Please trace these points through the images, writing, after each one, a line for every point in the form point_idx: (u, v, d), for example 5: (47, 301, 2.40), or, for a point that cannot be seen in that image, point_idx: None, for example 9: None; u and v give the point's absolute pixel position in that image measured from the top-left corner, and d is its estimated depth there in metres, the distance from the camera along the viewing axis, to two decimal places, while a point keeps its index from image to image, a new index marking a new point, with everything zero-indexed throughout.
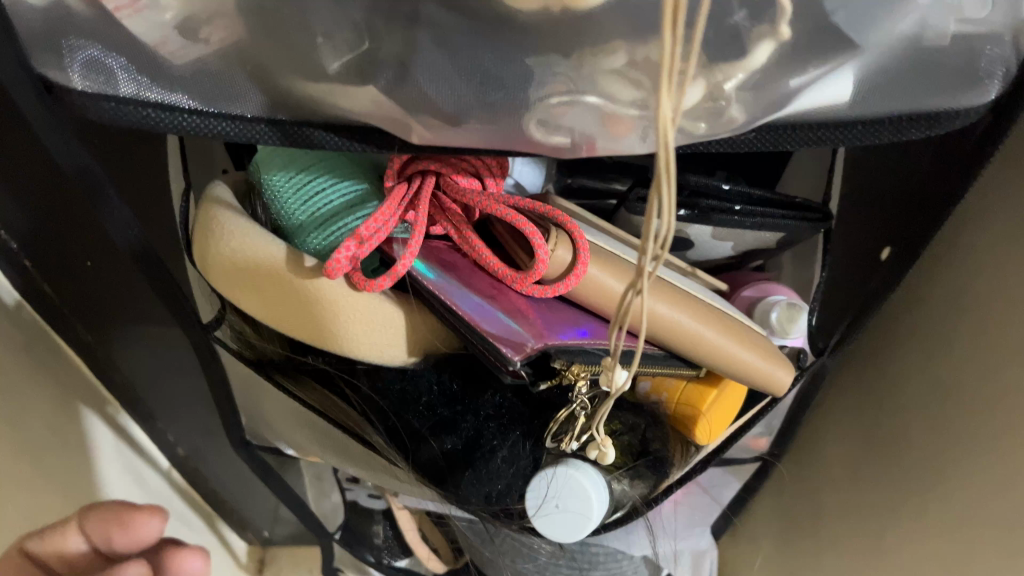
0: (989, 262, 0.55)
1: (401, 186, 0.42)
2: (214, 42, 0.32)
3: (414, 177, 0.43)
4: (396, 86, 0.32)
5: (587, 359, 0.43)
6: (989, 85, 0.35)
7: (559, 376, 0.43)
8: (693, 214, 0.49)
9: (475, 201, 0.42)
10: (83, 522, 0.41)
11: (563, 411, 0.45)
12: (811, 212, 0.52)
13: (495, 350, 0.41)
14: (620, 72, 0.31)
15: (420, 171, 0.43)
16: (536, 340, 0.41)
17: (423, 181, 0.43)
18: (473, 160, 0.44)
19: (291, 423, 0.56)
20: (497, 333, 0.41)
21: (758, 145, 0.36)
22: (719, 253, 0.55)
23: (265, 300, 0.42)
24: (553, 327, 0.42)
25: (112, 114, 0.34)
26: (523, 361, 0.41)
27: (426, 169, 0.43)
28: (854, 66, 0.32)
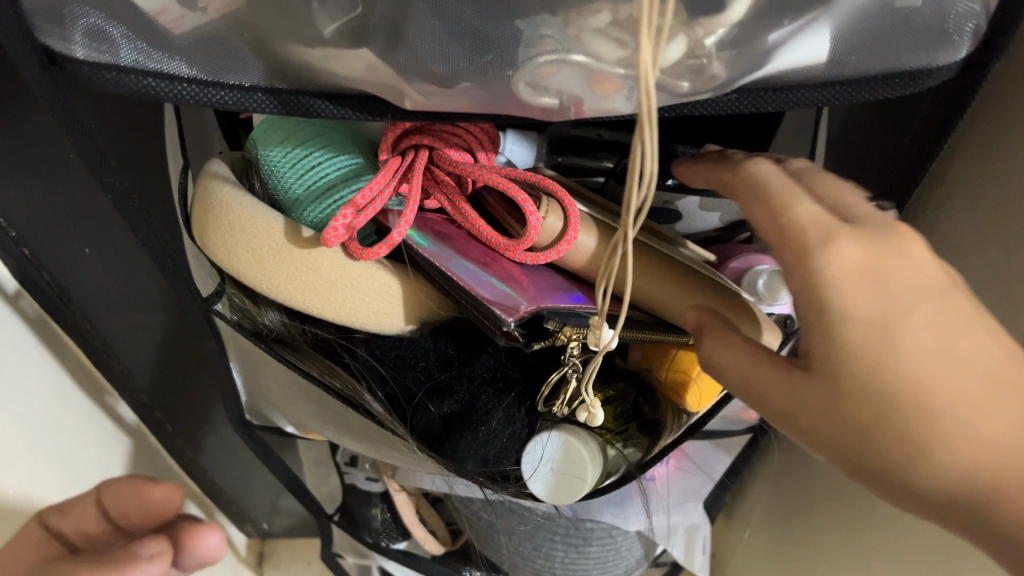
0: (967, 230, 0.56)
1: (396, 160, 0.43)
2: (211, 11, 0.34)
3: (408, 151, 0.44)
4: (389, 50, 0.34)
5: (577, 322, 0.42)
6: (960, 43, 0.36)
7: (553, 337, 0.43)
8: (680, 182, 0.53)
9: (468, 172, 0.43)
10: (105, 499, 0.49)
11: (556, 374, 0.46)
12: None
13: (488, 313, 0.41)
14: (605, 31, 0.32)
15: (412, 146, 0.44)
16: (530, 303, 0.41)
17: (417, 155, 0.44)
18: (465, 135, 0.45)
19: (292, 399, 0.57)
20: (491, 297, 0.41)
21: (741, 106, 0.38)
22: (707, 224, 0.58)
23: (266, 270, 0.42)
24: (546, 293, 0.43)
25: (112, 83, 0.34)
26: (517, 323, 0.41)
27: (419, 144, 0.44)
28: (830, 23, 0.34)
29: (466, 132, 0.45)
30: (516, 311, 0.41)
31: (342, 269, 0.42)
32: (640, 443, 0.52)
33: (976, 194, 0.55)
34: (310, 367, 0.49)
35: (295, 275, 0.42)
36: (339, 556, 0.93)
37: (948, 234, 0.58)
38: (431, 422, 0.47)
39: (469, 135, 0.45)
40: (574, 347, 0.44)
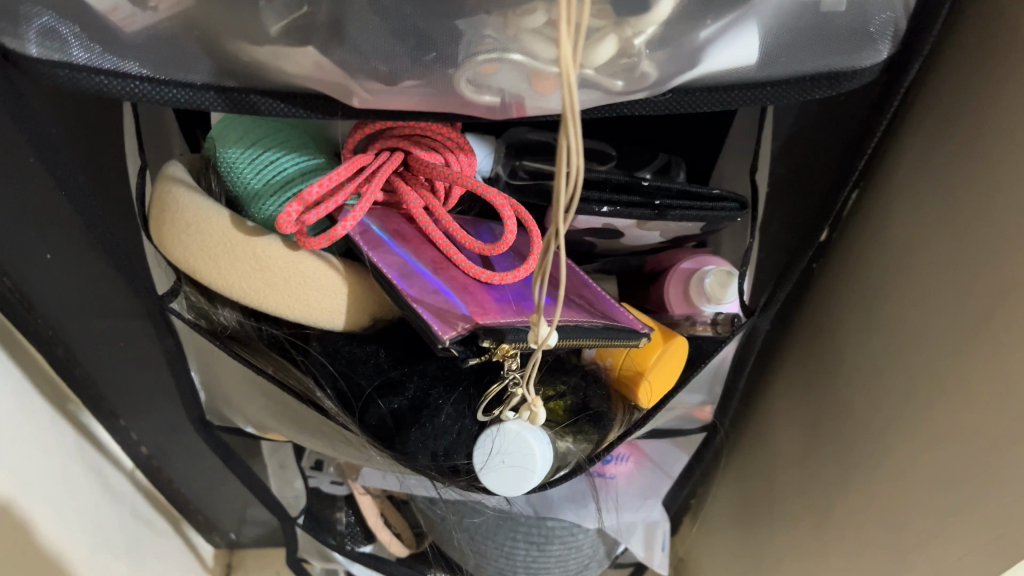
0: (915, 229, 0.58)
1: (366, 156, 0.45)
2: (163, 9, 0.34)
3: (382, 152, 0.46)
4: (335, 49, 0.35)
5: (516, 339, 0.43)
6: (881, 44, 0.38)
7: (489, 353, 0.44)
8: (616, 210, 0.50)
9: (441, 174, 0.45)
10: None
11: (495, 386, 0.47)
12: (727, 201, 0.52)
13: (425, 328, 0.42)
14: (539, 31, 0.33)
15: (388, 148, 0.46)
16: (469, 318, 0.42)
17: (390, 156, 0.46)
18: (434, 136, 0.47)
19: (254, 401, 0.57)
20: (431, 312, 0.42)
21: (678, 106, 0.39)
22: (649, 239, 0.57)
23: (222, 271, 0.43)
24: (494, 304, 0.45)
25: (66, 81, 0.36)
26: (453, 340, 0.41)
27: (394, 147, 0.46)
28: (757, 26, 0.35)
29: (438, 134, 0.47)
30: (452, 328, 0.41)
31: (294, 266, 0.43)
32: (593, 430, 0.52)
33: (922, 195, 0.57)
34: (265, 365, 0.49)
35: (246, 275, 0.43)
36: (305, 561, 0.92)
37: (896, 237, 0.61)
38: (382, 420, 0.47)
39: (444, 133, 0.47)
40: (511, 361, 0.44)
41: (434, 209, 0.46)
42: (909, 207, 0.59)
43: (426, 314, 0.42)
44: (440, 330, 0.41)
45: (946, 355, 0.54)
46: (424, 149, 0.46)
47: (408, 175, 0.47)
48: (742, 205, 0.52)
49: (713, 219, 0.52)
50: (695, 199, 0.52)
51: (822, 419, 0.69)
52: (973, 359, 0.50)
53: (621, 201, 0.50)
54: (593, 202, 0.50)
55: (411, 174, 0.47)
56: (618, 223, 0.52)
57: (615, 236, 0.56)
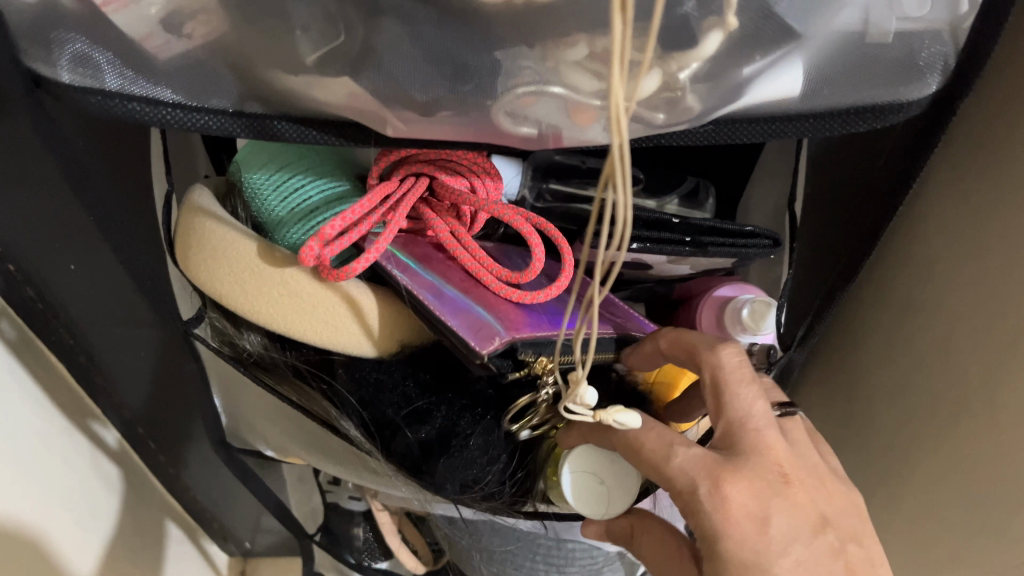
0: None
1: (392, 183, 0.44)
2: (197, 37, 0.34)
3: (407, 178, 0.45)
4: (371, 78, 0.34)
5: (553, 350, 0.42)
6: (929, 77, 0.37)
7: (527, 367, 0.43)
8: (645, 246, 0.49)
9: (467, 200, 0.44)
10: None
11: (524, 399, 0.45)
12: (760, 239, 0.51)
13: (462, 343, 0.41)
14: (581, 64, 0.33)
15: (413, 173, 0.45)
16: (505, 333, 0.42)
17: (415, 182, 0.45)
18: (461, 160, 0.46)
19: (274, 422, 0.56)
20: (465, 330, 0.41)
21: (716, 138, 0.38)
22: (677, 271, 0.56)
23: (249, 296, 0.42)
24: (525, 321, 0.44)
25: (98, 107, 0.35)
26: (491, 354, 0.41)
27: (419, 172, 0.45)
28: (802, 59, 0.35)
29: (463, 157, 0.46)
30: (489, 343, 0.41)
31: (322, 293, 0.41)
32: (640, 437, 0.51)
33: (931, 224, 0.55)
34: (289, 392, 0.49)
35: (274, 301, 0.42)
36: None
37: None
38: (409, 448, 0.46)
39: (471, 159, 0.46)
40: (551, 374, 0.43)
41: (460, 235, 0.45)
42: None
43: (460, 332, 0.41)
44: (478, 345, 0.40)
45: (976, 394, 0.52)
46: (451, 174, 0.45)
47: (434, 202, 0.46)
48: (775, 244, 0.51)
49: (742, 256, 0.51)
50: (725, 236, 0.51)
51: (846, 446, 0.67)
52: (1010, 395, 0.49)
53: (651, 238, 0.49)
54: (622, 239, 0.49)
55: (438, 201, 0.46)
56: (649, 258, 0.52)
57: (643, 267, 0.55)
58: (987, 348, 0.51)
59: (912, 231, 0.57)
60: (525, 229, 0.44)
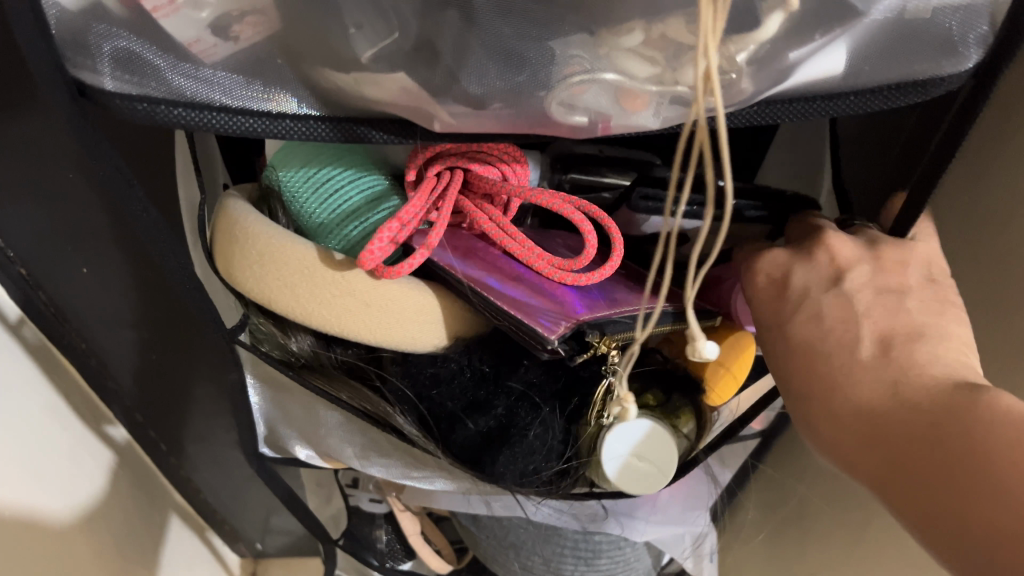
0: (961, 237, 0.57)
1: (431, 178, 0.44)
2: (244, 39, 0.34)
3: (443, 173, 0.45)
4: (423, 73, 0.34)
5: (617, 329, 0.42)
6: (970, 53, 0.38)
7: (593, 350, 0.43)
8: None
9: (507, 190, 0.44)
10: None
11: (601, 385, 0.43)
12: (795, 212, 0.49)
13: (531, 331, 0.40)
14: (636, 50, 0.33)
15: (447, 167, 0.45)
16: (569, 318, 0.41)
17: (451, 176, 0.45)
18: (490, 150, 0.46)
19: (305, 422, 0.56)
20: (531, 316, 0.41)
21: (761, 119, 0.39)
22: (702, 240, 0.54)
23: (299, 298, 0.41)
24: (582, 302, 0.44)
25: (142, 112, 0.35)
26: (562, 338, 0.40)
27: (453, 165, 0.45)
28: (845, 38, 0.36)
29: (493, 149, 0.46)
30: (557, 327, 0.40)
31: (374, 290, 0.41)
32: (689, 409, 0.47)
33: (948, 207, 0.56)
34: (341, 391, 0.48)
35: (329, 302, 0.41)
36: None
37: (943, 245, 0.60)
38: (470, 439, 0.45)
39: (501, 149, 0.46)
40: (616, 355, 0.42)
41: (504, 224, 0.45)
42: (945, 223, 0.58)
43: (526, 321, 0.41)
44: (548, 331, 0.40)
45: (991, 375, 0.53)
46: (482, 164, 0.46)
47: (470, 195, 0.46)
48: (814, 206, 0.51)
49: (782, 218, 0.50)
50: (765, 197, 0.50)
51: None
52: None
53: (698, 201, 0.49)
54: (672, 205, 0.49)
55: (473, 194, 0.46)
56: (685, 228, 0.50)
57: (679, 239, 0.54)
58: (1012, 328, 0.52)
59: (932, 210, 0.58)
60: (568, 210, 0.44)
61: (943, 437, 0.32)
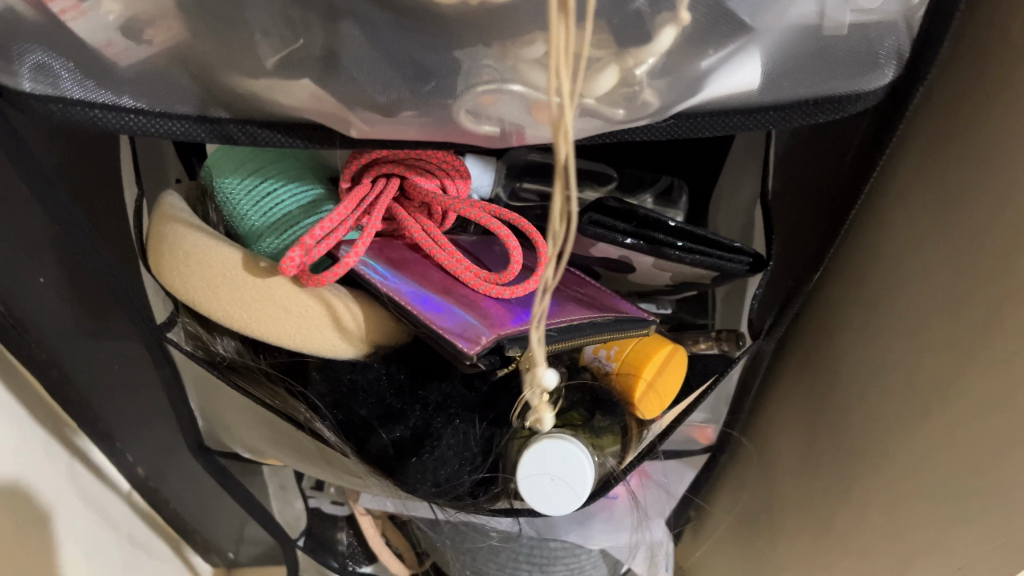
0: None
1: (364, 186, 0.44)
2: (157, 43, 0.34)
3: (379, 180, 0.45)
4: (330, 80, 0.34)
5: None
6: (884, 69, 0.38)
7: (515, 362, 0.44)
8: (640, 243, 0.50)
9: (442, 201, 0.45)
10: None
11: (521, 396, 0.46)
12: (743, 255, 0.52)
13: (450, 345, 0.41)
14: (540, 61, 0.33)
15: (383, 174, 0.45)
16: (490, 331, 0.42)
17: (387, 183, 0.45)
18: (432, 160, 0.46)
19: (249, 426, 0.56)
20: (452, 330, 0.42)
21: (678, 132, 0.39)
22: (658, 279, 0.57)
23: (221, 302, 0.42)
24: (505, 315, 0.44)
25: (61, 114, 0.35)
26: (480, 355, 0.41)
27: (390, 172, 0.45)
28: (755, 52, 0.35)
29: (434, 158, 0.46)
30: (477, 343, 0.41)
31: (295, 296, 0.41)
32: (613, 430, 0.50)
33: (886, 224, 0.56)
34: (263, 395, 0.48)
35: (248, 306, 0.42)
36: None
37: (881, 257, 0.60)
38: (383, 449, 0.46)
39: (441, 157, 0.46)
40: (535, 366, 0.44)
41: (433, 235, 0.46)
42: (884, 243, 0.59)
43: (448, 336, 0.41)
44: (467, 347, 0.41)
45: (894, 390, 0.53)
46: (422, 173, 0.46)
47: (405, 203, 0.47)
48: (755, 264, 0.52)
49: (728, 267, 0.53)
50: (711, 246, 0.52)
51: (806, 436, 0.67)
52: (916, 390, 0.50)
53: (646, 235, 0.50)
54: (618, 233, 0.50)
55: (409, 202, 0.47)
56: (635, 257, 0.53)
57: (625, 270, 0.57)
58: (908, 340, 0.52)
59: (869, 226, 0.59)
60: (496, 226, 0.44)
61: None
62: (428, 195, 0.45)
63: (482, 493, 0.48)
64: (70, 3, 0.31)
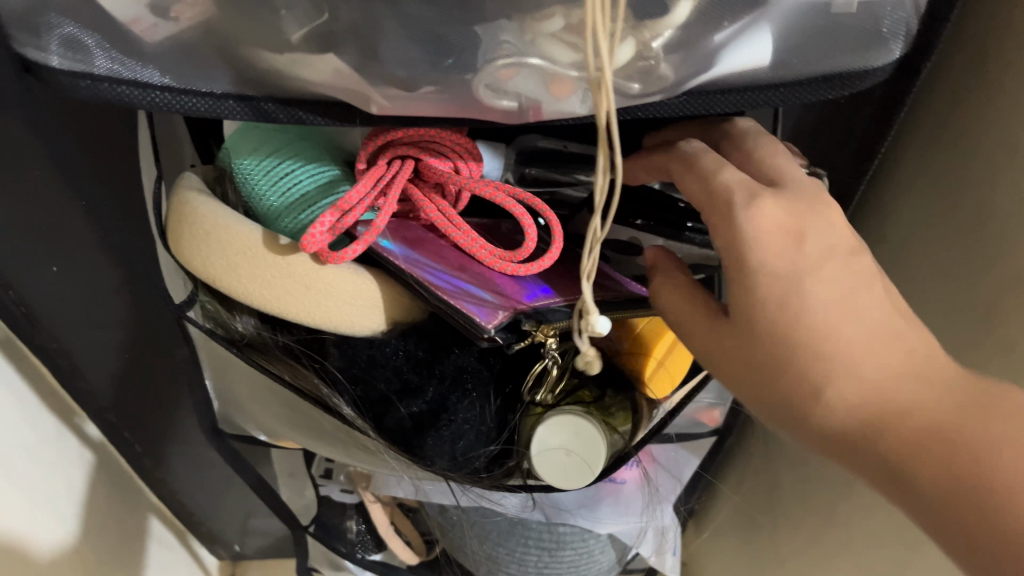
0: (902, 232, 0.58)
1: (381, 166, 0.45)
2: (184, 19, 0.34)
3: (394, 161, 0.46)
4: (352, 54, 0.35)
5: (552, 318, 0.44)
6: (893, 46, 0.39)
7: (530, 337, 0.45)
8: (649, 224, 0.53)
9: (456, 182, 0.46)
10: None
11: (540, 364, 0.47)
12: None
13: (467, 318, 0.42)
14: (558, 36, 0.34)
15: (399, 156, 0.46)
16: (506, 307, 0.43)
17: (402, 165, 0.46)
18: (444, 141, 0.47)
19: (264, 407, 0.57)
20: (469, 304, 0.43)
21: (690, 108, 0.40)
22: None
23: (242, 278, 0.43)
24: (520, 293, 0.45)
25: (89, 90, 0.36)
26: (497, 328, 0.43)
27: (405, 154, 0.46)
28: (768, 28, 0.36)
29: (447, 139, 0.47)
30: (494, 316, 0.43)
31: (316, 273, 0.42)
32: (625, 409, 0.52)
33: None
34: (281, 371, 0.48)
35: (268, 283, 0.43)
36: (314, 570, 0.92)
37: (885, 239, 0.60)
38: (401, 423, 0.46)
39: (453, 139, 0.46)
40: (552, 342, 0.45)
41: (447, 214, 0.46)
42: (890, 227, 0.60)
43: (464, 308, 0.43)
44: (485, 320, 0.42)
45: None
46: (435, 154, 0.46)
47: (420, 184, 0.48)
48: None
49: None
50: None
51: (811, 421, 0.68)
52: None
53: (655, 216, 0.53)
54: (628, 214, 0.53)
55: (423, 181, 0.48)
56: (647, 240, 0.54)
57: None
58: (942, 325, 0.53)
59: None
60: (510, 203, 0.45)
61: (963, 434, 0.32)
62: (443, 176, 0.46)
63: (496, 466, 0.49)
64: None
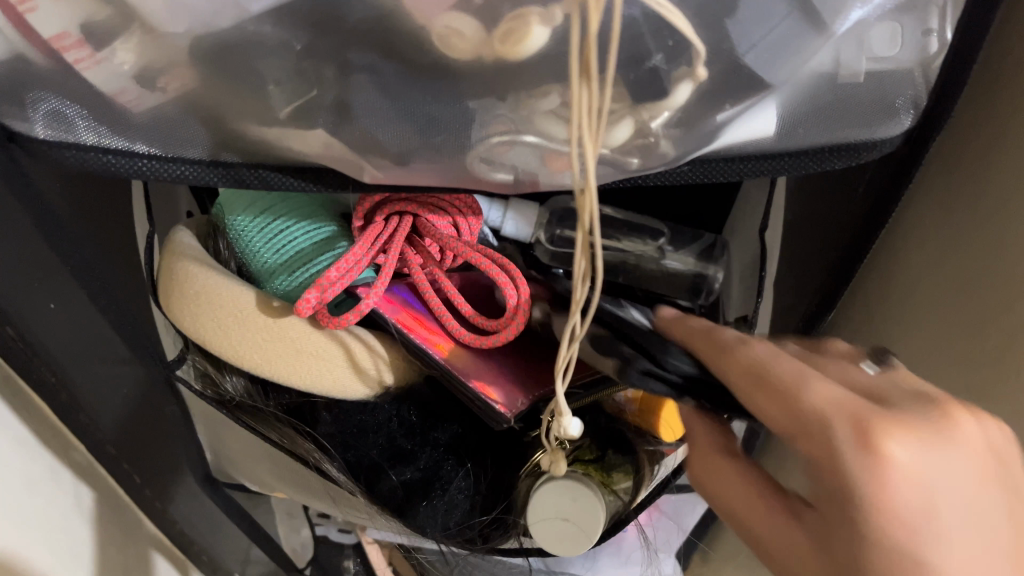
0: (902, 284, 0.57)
1: (378, 225, 0.44)
2: (171, 90, 0.33)
3: (391, 218, 0.44)
4: (340, 127, 0.34)
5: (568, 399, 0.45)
6: (901, 116, 0.38)
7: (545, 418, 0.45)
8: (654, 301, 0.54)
9: (453, 247, 0.44)
10: None
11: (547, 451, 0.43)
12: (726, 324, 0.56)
13: (486, 406, 0.42)
14: (554, 113, 0.33)
15: (396, 212, 0.44)
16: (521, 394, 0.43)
17: (400, 222, 0.44)
18: (443, 198, 0.45)
19: (255, 460, 0.56)
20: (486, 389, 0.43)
21: (691, 177, 0.39)
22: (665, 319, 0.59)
23: (230, 341, 0.42)
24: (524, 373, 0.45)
25: (75, 159, 0.35)
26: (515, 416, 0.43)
27: (402, 211, 0.44)
28: (773, 103, 0.35)
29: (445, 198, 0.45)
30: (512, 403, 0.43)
31: (307, 336, 0.41)
32: (626, 467, 0.50)
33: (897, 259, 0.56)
34: (267, 433, 0.48)
35: (259, 346, 0.42)
36: None
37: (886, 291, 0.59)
38: (393, 490, 0.45)
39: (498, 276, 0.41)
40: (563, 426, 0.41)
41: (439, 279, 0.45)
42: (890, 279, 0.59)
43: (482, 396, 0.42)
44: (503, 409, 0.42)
45: None
46: (435, 210, 0.45)
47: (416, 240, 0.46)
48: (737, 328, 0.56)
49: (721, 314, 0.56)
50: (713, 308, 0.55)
51: None
52: None
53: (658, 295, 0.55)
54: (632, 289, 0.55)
55: (420, 239, 0.45)
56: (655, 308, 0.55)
57: None
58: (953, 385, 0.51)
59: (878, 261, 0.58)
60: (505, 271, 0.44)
61: None
62: (443, 236, 0.45)
63: (494, 535, 0.48)
64: (86, 53, 0.31)
